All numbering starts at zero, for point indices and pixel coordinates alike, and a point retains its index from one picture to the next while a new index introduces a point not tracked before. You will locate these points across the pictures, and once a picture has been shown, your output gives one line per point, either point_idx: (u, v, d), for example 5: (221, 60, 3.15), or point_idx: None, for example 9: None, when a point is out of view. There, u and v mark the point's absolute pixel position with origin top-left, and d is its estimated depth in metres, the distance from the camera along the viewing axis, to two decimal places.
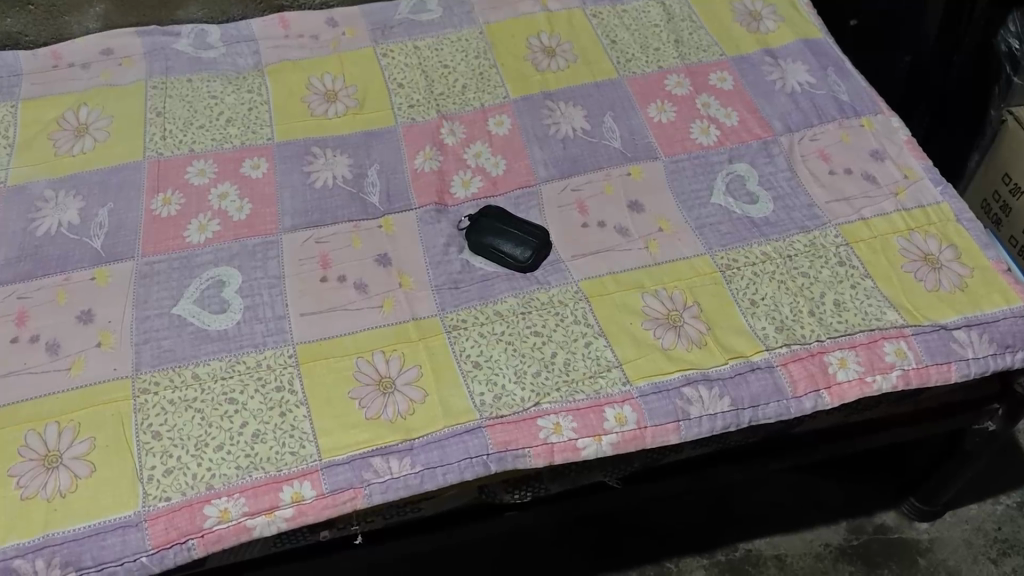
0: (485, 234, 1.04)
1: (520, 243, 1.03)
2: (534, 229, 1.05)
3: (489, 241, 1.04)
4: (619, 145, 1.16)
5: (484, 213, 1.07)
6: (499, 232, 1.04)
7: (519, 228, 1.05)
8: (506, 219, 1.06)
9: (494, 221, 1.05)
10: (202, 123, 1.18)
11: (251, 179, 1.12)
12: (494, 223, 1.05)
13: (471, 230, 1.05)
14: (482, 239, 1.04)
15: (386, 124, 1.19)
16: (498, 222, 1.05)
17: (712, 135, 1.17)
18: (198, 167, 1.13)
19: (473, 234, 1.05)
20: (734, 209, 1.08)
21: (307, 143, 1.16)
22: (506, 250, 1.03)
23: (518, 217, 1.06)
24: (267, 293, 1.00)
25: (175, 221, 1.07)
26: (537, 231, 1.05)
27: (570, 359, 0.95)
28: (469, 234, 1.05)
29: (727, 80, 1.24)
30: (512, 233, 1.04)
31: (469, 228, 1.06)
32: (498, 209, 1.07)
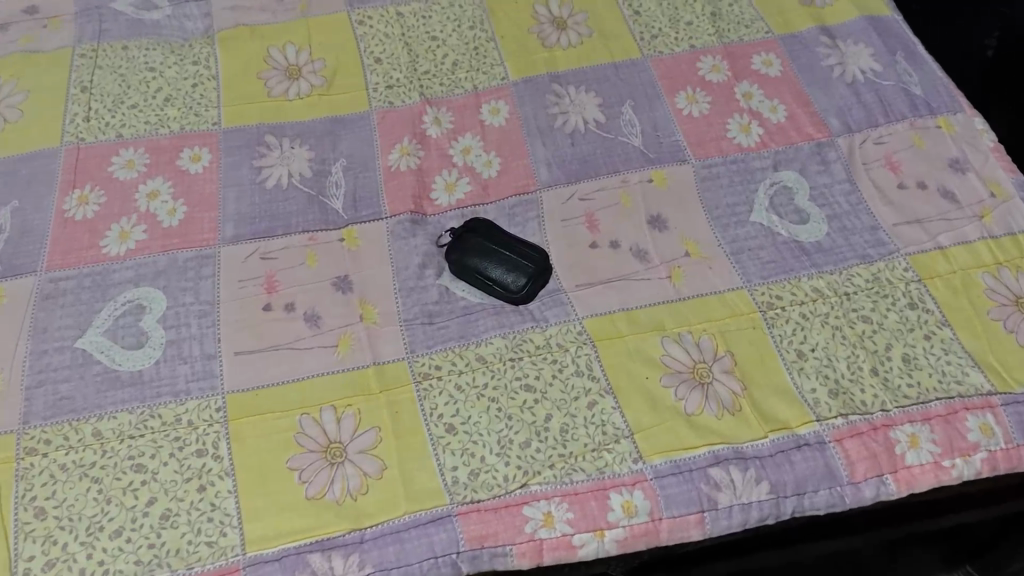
0: (471, 254, 0.84)
1: (515, 268, 0.83)
2: (532, 250, 0.85)
3: (476, 264, 0.84)
4: (640, 143, 0.95)
5: (471, 228, 0.86)
6: (488, 252, 0.84)
7: (513, 249, 0.84)
8: (497, 237, 0.85)
9: (483, 238, 0.85)
10: (135, 102, 0.98)
11: (189, 174, 0.92)
12: (482, 241, 0.85)
13: (452, 248, 0.85)
14: (466, 261, 0.84)
15: (358, 109, 0.98)
16: (488, 239, 0.85)
17: (753, 134, 0.96)
18: (126, 157, 0.93)
19: (455, 253, 0.85)
20: (779, 229, 0.88)
21: (260, 130, 0.95)
22: (497, 277, 0.83)
23: (513, 235, 0.86)
24: (196, 324, 0.81)
25: (91, 226, 0.88)
26: (535, 253, 0.85)
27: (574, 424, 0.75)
28: (450, 252, 0.85)
29: (774, 65, 1.02)
30: (505, 255, 0.84)
31: (450, 244, 0.86)
32: (487, 223, 0.87)
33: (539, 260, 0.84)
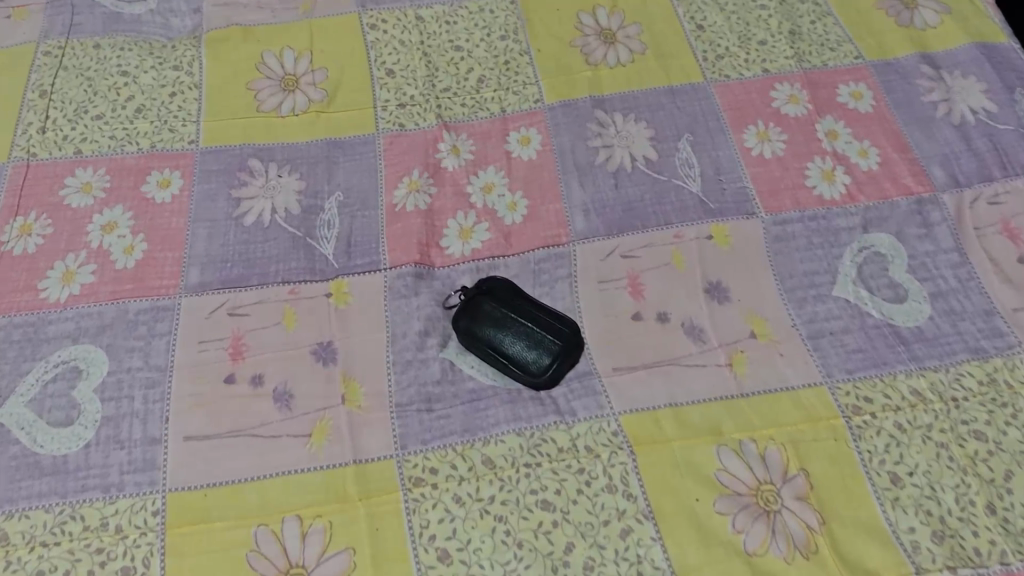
0: (484, 323, 0.68)
1: (537, 344, 0.67)
2: (559, 321, 0.68)
3: (489, 335, 0.68)
4: (699, 189, 0.78)
5: (485, 290, 0.70)
6: (505, 321, 0.68)
7: (536, 318, 0.68)
8: (516, 302, 0.69)
9: (500, 302, 0.69)
10: (101, 112, 0.83)
11: (155, 202, 0.77)
12: (498, 306, 0.69)
13: (461, 314, 0.69)
14: (477, 331, 0.68)
15: (362, 131, 0.82)
16: (506, 304, 0.69)
17: (839, 184, 0.79)
18: (82, 179, 0.78)
19: (464, 320, 0.69)
20: (869, 307, 0.71)
21: (244, 153, 0.80)
22: (515, 352, 0.67)
23: (536, 301, 0.70)
24: (140, 397, 0.66)
25: (31, 263, 0.73)
26: (563, 325, 0.68)
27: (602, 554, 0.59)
28: (458, 320, 0.69)
29: (864, 98, 0.85)
30: (526, 326, 0.68)
31: (459, 308, 0.70)
32: (506, 285, 0.71)
33: (568, 333, 0.68)
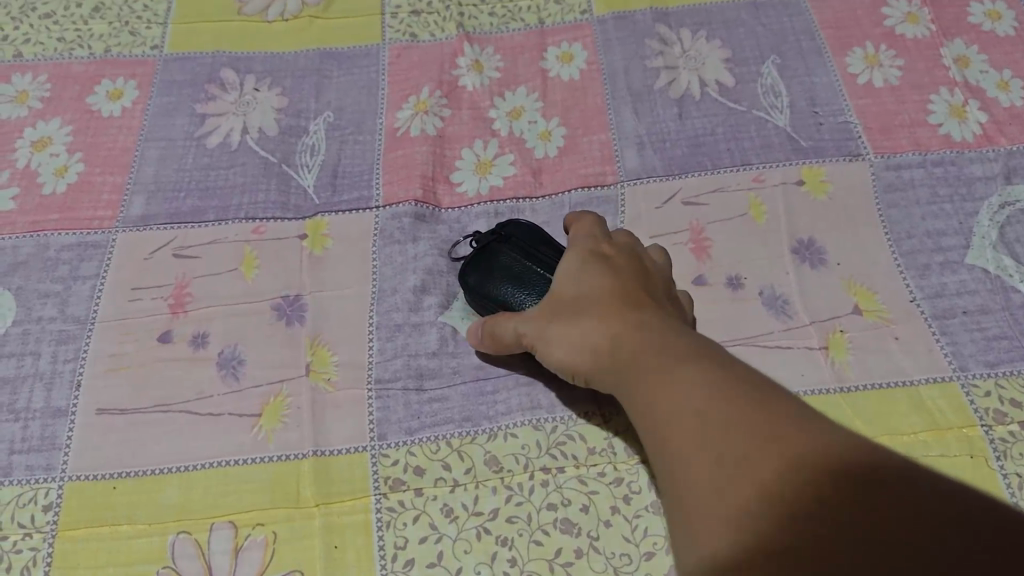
0: (496, 279, 0.50)
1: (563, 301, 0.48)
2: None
3: (502, 295, 0.50)
4: (787, 123, 0.61)
5: (504, 237, 0.52)
6: (522, 276, 0.50)
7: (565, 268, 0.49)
8: (541, 252, 0.51)
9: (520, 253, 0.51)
10: (52, 10, 0.68)
11: (100, 116, 0.62)
12: (516, 258, 0.51)
13: (467, 267, 0.52)
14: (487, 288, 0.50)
15: (365, 41, 0.66)
16: (527, 254, 0.51)
17: (972, 122, 0.60)
18: (17, 86, 0.63)
19: (471, 272, 0.51)
20: (1016, 281, 0.53)
21: (217, 63, 0.65)
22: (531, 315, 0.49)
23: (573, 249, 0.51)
24: (48, 356, 0.51)
25: None
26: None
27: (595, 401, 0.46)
28: (464, 271, 0.52)
29: (1004, 19, 0.66)
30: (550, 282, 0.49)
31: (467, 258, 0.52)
32: (532, 230, 0.53)
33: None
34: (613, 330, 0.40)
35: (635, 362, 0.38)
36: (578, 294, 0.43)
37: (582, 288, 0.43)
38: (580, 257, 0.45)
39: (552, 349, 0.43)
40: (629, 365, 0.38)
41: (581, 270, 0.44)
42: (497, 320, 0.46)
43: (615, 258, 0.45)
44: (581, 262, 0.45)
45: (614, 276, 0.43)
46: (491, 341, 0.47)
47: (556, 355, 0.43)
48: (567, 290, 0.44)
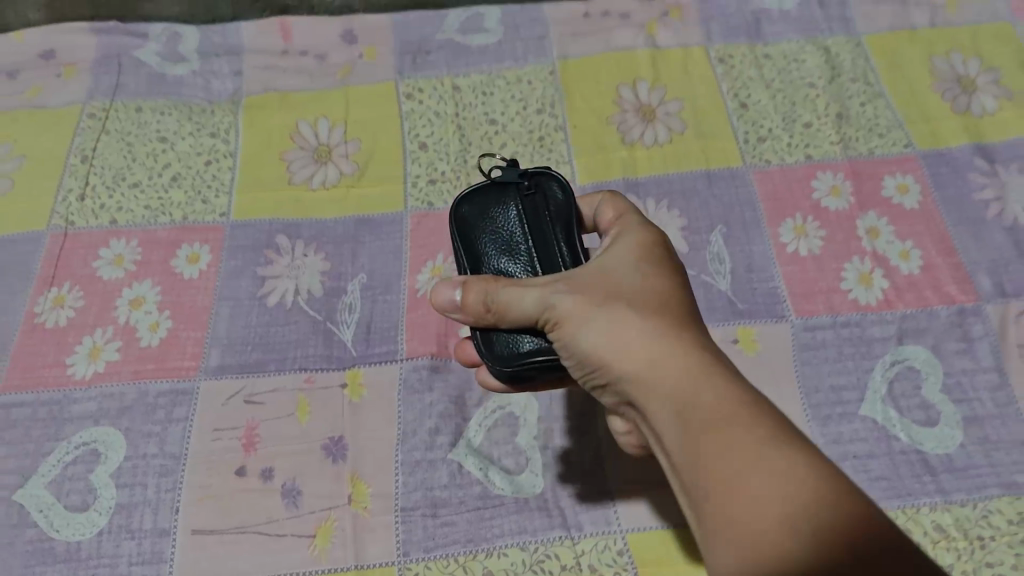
0: (486, 224, 0.56)
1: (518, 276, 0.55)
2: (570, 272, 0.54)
3: (485, 232, 0.56)
4: (727, 287, 0.76)
5: (528, 191, 0.56)
6: (508, 236, 0.56)
7: (546, 250, 0.55)
8: (546, 223, 0.55)
9: (528, 212, 0.56)
10: (138, 179, 0.83)
11: (183, 279, 0.78)
12: (520, 215, 0.56)
13: (480, 194, 0.57)
14: (478, 216, 0.57)
15: (391, 208, 0.82)
16: (531, 221, 0.56)
17: (875, 288, 0.75)
18: (114, 250, 0.79)
19: (473, 202, 0.57)
20: (896, 430, 0.68)
21: (273, 229, 0.80)
22: (490, 267, 0.55)
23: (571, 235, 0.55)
24: (153, 486, 0.67)
25: (61, 338, 0.74)
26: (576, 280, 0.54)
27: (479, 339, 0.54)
28: (465, 205, 0.57)
29: (911, 193, 0.81)
30: (524, 262, 0.55)
31: (492, 180, 0.57)
32: (555, 199, 0.56)
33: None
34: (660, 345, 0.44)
35: (686, 386, 0.42)
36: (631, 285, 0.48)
37: (625, 281, 0.48)
38: (633, 254, 0.50)
39: (575, 329, 0.47)
40: (675, 386, 0.42)
41: (626, 265, 0.49)
42: (510, 290, 0.49)
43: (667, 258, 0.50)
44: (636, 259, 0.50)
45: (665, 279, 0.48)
46: (494, 313, 0.51)
47: (574, 336, 0.47)
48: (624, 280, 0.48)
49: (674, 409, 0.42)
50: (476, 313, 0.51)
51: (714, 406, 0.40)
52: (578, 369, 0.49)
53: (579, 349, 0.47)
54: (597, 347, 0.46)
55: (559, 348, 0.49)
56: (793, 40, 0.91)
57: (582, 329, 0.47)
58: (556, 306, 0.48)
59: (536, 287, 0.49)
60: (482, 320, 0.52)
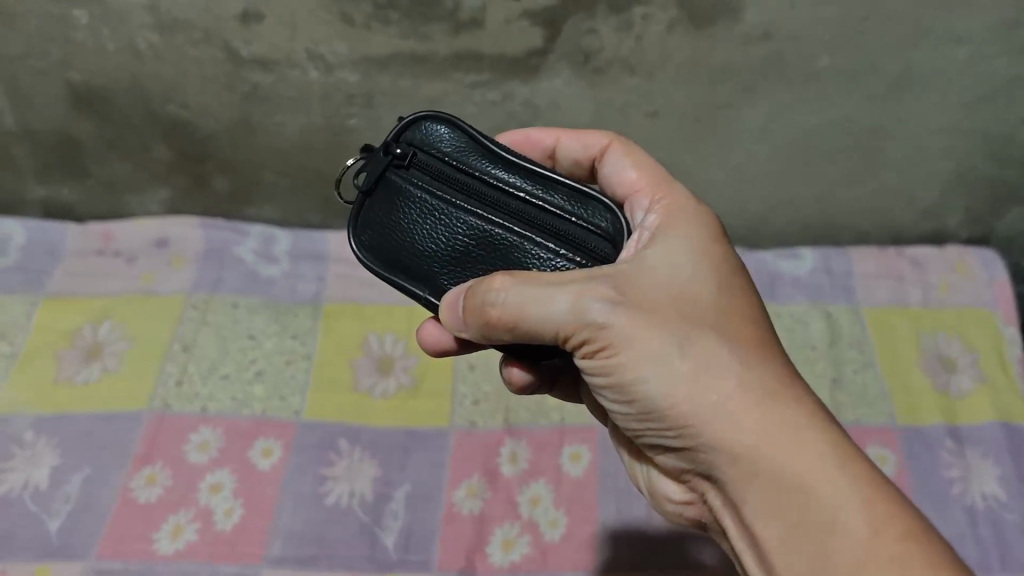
0: (395, 226, 0.61)
1: (467, 235, 0.59)
2: (499, 185, 0.59)
3: (405, 234, 0.60)
4: None
5: (409, 159, 0.61)
6: (425, 207, 0.60)
7: (468, 185, 0.60)
8: (448, 170, 0.60)
9: (426, 174, 0.61)
10: (228, 372, 0.99)
11: (256, 470, 0.91)
12: (419, 181, 0.61)
13: (370, 215, 0.61)
14: (389, 230, 0.61)
15: (438, 423, 0.96)
16: (434, 177, 0.61)
17: None
18: (202, 437, 0.93)
19: (370, 225, 0.61)
20: None
21: (337, 432, 0.94)
22: (439, 255, 0.59)
23: (478, 150, 0.61)
24: None
25: (149, 514, 0.88)
26: (512, 177, 0.60)
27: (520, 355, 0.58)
28: (364, 234, 0.61)
29: (888, 464, 0.93)
30: (453, 211, 0.59)
31: (374, 186, 0.61)
32: (433, 140, 0.62)
33: (513, 192, 0.59)
34: (754, 410, 0.50)
35: (797, 466, 0.48)
36: (708, 309, 0.53)
37: (686, 294, 0.53)
38: (696, 266, 0.55)
39: (639, 357, 0.51)
40: (786, 464, 0.48)
41: (690, 276, 0.54)
42: (537, 303, 0.51)
43: (721, 265, 0.56)
44: (706, 277, 0.55)
45: (735, 306, 0.54)
46: (503, 318, 0.52)
47: (640, 370, 0.51)
48: (702, 306, 0.53)
49: (779, 490, 0.48)
50: (480, 316, 0.53)
51: (824, 493, 0.47)
52: (631, 405, 0.54)
53: (648, 391, 0.52)
54: (673, 388, 0.51)
55: (611, 379, 0.53)
56: (799, 304, 1.07)
57: (645, 361, 0.51)
58: (614, 331, 0.51)
59: (571, 293, 0.52)
60: (490, 330, 0.53)
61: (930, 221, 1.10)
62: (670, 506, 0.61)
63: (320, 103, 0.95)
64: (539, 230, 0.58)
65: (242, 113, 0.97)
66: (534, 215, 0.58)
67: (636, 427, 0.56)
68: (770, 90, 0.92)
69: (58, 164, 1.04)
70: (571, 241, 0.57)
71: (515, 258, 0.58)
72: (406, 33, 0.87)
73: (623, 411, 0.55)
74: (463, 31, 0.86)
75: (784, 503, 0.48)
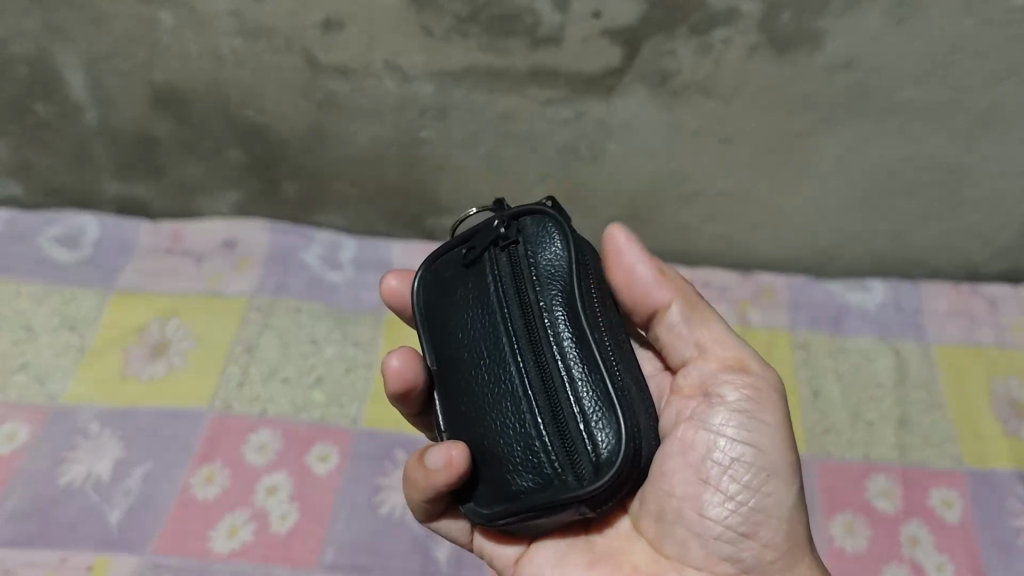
0: (450, 299, 0.60)
1: (488, 355, 0.56)
2: (551, 334, 0.53)
3: (458, 311, 0.59)
4: None
5: (507, 244, 0.57)
6: (480, 302, 0.58)
7: (529, 314, 0.54)
8: (525, 284, 0.55)
9: (509, 273, 0.56)
10: (289, 376, 0.99)
11: (313, 476, 0.92)
12: (499, 271, 0.57)
13: (447, 269, 0.62)
14: (450, 295, 0.60)
15: None
16: (513, 276, 0.56)
17: None
18: (261, 439, 0.94)
19: (439, 277, 0.62)
20: None
21: (394, 441, 0.95)
22: (463, 359, 0.58)
23: (567, 285, 0.53)
24: None
25: (207, 513, 0.89)
26: (574, 349, 0.52)
27: (464, 487, 0.59)
28: (427, 277, 0.63)
29: (954, 508, 0.90)
30: (485, 326, 0.57)
31: (474, 248, 0.60)
32: (540, 246, 0.56)
33: (558, 355, 0.53)
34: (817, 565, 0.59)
35: None
36: None
37: None
38: None
39: (771, 455, 0.57)
40: None
41: None
42: (700, 321, 0.59)
43: None
44: None
45: None
46: (710, 317, 0.60)
47: (773, 477, 0.57)
48: None
49: None
50: (695, 296, 0.61)
51: None
52: (736, 509, 0.56)
53: (766, 501, 0.57)
54: (789, 506, 0.57)
55: (732, 474, 0.56)
56: (866, 338, 1.05)
57: (774, 490, 0.57)
58: (766, 421, 0.57)
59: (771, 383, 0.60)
60: (688, 304, 0.59)
61: (1005, 260, 1.08)
62: None
63: (394, 114, 0.96)
64: (545, 402, 0.52)
65: (316, 120, 0.98)
66: (557, 390, 0.52)
67: (711, 537, 0.57)
68: (849, 120, 0.90)
69: (134, 162, 1.06)
70: (563, 438, 0.51)
71: (509, 414, 0.54)
72: (484, 47, 0.87)
73: (713, 515, 0.57)
74: (541, 48, 0.86)
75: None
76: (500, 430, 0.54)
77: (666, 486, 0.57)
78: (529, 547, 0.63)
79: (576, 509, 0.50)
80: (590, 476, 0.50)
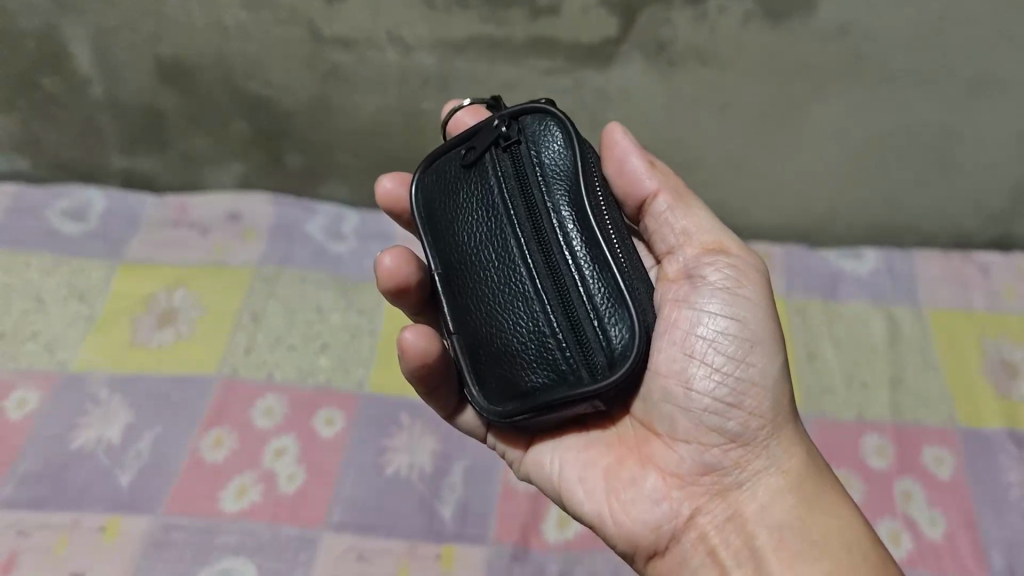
0: (450, 198, 0.62)
1: (495, 248, 0.58)
2: (560, 234, 0.56)
3: (460, 210, 0.61)
4: None
5: (509, 142, 0.59)
6: (483, 200, 0.60)
7: (536, 213, 0.57)
8: (531, 183, 0.58)
9: (513, 173, 0.59)
10: (294, 344, 1.01)
11: (319, 438, 0.94)
12: (501, 169, 0.59)
13: (446, 172, 0.63)
14: (453, 197, 0.61)
15: None
16: (516, 175, 0.58)
17: (901, 547, 0.86)
18: (269, 404, 0.96)
19: (439, 180, 0.63)
20: None
21: (398, 405, 0.97)
22: (466, 255, 0.60)
23: (572, 185, 0.56)
24: None
25: (216, 475, 0.91)
26: (582, 247, 0.55)
27: (467, 384, 0.59)
28: (425, 182, 0.64)
29: (947, 466, 0.92)
30: (490, 223, 0.59)
31: (474, 149, 0.61)
32: (542, 144, 0.58)
33: (568, 255, 0.56)
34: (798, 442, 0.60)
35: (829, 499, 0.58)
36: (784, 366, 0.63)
37: None
38: None
39: (755, 330, 0.59)
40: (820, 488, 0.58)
41: None
42: (685, 210, 0.62)
43: None
44: None
45: None
46: (695, 207, 0.62)
47: (756, 347, 0.59)
48: None
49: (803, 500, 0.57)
50: (680, 187, 0.63)
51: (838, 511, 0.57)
52: (723, 380, 0.58)
53: (751, 371, 0.58)
54: (775, 375, 0.59)
55: (717, 347, 0.58)
56: (861, 304, 1.07)
57: (758, 361, 0.58)
58: (747, 296, 0.59)
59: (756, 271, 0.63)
60: (671, 193, 0.62)
61: (998, 227, 1.10)
62: (634, 513, 0.59)
63: (397, 84, 0.98)
64: (558, 301, 0.55)
65: (320, 92, 1.00)
66: (569, 289, 0.55)
67: (699, 410, 0.58)
68: (843, 88, 0.92)
69: (140, 135, 1.08)
70: (576, 334, 0.54)
71: (519, 311, 0.57)
72: (485, 17, 0.88)
73: (700, 388, 0.58)
74: (541, 18, 0.88)
75: (821, 507, 0.57)
76: (509, 326, 0.57)
77: (653, 364, 0.60)
78: (530, 451, 0.65)
79: (591, 403, 0.54)
80: (604, 370, 0.53)
